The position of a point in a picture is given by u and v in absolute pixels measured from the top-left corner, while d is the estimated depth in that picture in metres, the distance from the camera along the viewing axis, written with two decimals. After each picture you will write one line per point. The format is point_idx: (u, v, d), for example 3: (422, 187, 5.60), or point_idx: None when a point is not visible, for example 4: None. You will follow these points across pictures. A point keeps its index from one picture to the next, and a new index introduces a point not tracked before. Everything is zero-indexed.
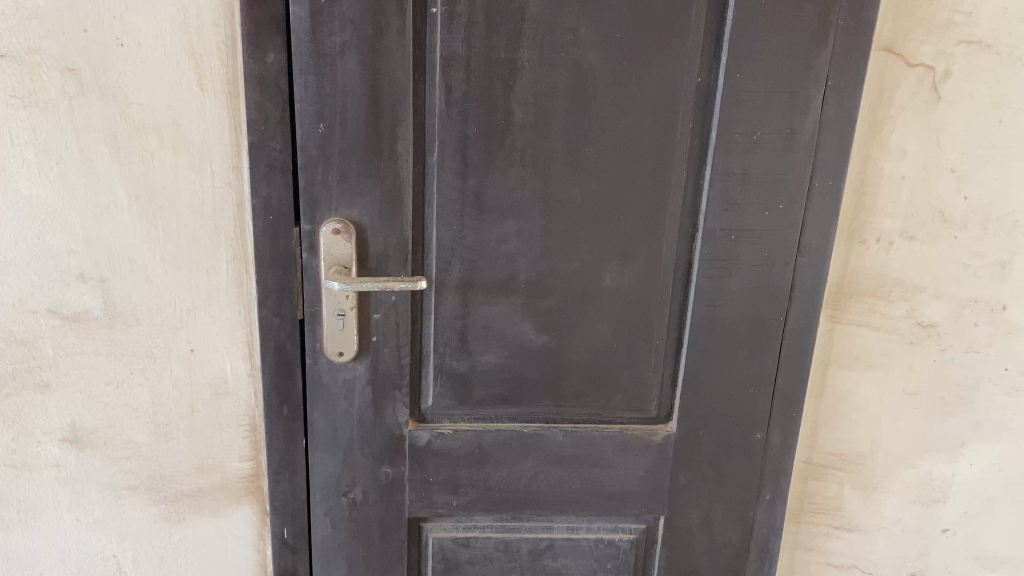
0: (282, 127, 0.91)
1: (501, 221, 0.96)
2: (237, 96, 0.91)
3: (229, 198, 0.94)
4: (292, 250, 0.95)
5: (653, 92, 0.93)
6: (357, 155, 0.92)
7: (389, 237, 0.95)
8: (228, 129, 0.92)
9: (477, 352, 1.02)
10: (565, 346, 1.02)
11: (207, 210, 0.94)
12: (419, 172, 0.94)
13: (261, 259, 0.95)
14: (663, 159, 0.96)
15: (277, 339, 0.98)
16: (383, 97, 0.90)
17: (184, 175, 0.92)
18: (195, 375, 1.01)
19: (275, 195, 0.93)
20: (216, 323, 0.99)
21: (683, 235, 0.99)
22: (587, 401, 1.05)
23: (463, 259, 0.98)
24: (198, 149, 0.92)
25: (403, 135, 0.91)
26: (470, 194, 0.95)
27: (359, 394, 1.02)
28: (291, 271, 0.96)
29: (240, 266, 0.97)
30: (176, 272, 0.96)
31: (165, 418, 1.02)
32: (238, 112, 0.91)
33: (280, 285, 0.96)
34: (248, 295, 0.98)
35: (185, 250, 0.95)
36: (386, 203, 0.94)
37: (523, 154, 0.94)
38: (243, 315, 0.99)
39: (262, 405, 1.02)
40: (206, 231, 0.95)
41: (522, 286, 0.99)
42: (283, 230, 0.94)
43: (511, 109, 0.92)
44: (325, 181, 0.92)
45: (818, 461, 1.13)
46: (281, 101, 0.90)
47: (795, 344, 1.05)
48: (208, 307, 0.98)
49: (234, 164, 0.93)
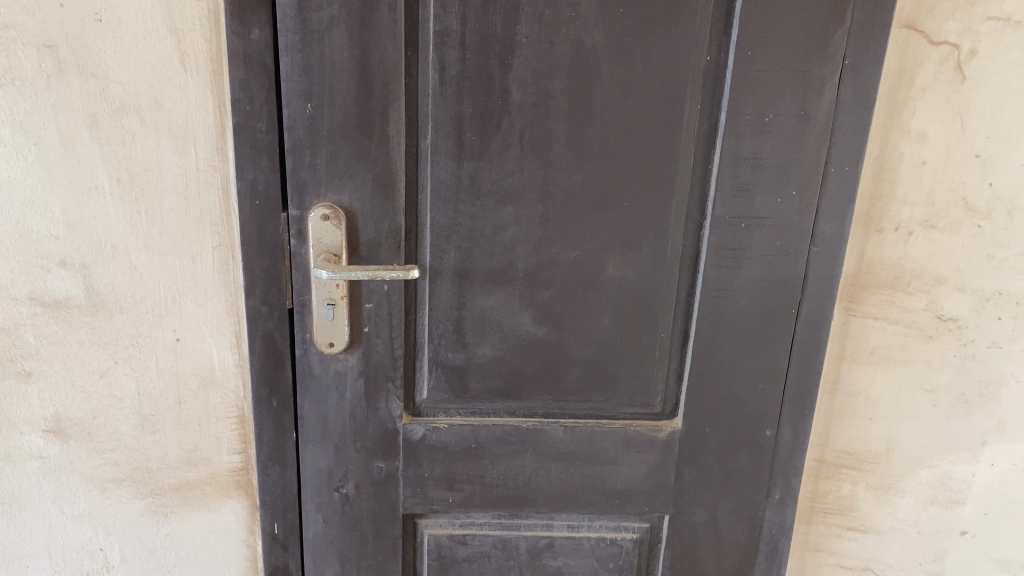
0: (267, 107, 0.86)
1: (498, 207, 0.92)
2: (221, 74, 0.87)
3: (214, 182, 0.90)
4: (279, 236, 0.91)
5: (660, 71, 0.88)
6: (347, 137, 0.87)
7: (381, 223, 0.91)
8: (212, 109, 0.88)
9: (473, 344, 0.98)
10: (566, 338, 0.98)
11: (191, 195, 0.90)
12: (413, 156, 0.90)
13: (248, 245, 0.91)
14: (670, 143, 0.91)
15: (265, 329, 0.95)
16: (374, 76, 0.85)
17: (166, 158, 0.89)
18: (182, 366, 0.97)
19: (261, 178, 0.89)
20: (202, 312, 0.95)
21: (690, 223, 0.95)
22: (589, 395, 1.01)
23: (459, 247, 0.93)
24: (181, 130, 0.88)
25: (395, 116, 0.87)
26: (466, 178, 0.91)
27: (350, 386, 0.98)
28: (279, 259, 0.92)
29: (226, 253, 0.93)
30: (160, 259, 0.92)
31: (151, 409, 0.98)
32: (222, 91, 0.87)
33: (267, 273, 0.92)
34: (235, 284, 0.94)
35: (169, 236, 0.91)
36: (378, 187, 0.90)
37: (522, 136, 0.89)
38: (230, 304, 0.95)
39: (250, 397, 0.98)
40: (191, 216, 0.91)
41: (521, 276, 0.95)
42: (270, 215, 0.90)
43: (509, 89, 0.87)
44: (313, 164, 0.88)
45: (830, 460, 1.08)
46: (266, 79, 0.86)
47: (807, 338, 1.00)
48: (194, 295, 0.94)
49: (219, 146, 0.89)
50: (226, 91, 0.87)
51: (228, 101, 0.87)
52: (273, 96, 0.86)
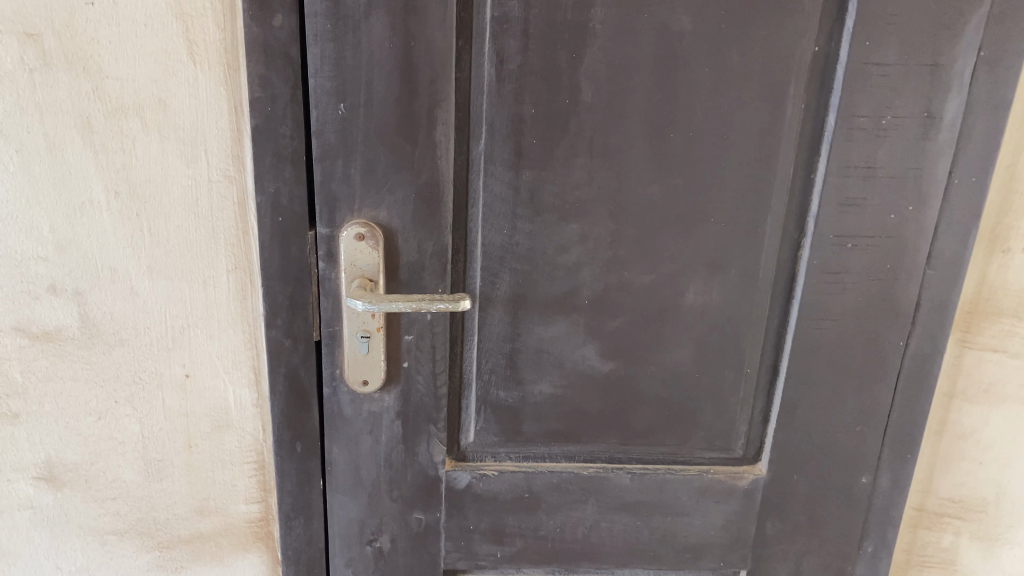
0: (293, 107, 0.73)
1: (562, 224, 0.78)
2: (238, 69, 0.73)
3: (229, 196, 0.76)
4: (305, 259, 0.78)
5: (759, 65, 0.74)
6: (386, 143, 0.74)
7: (424, 243, 0.78)
8: (227, 110, 0.74)
9: (529, 381, 0.84)
10: (637, 374, 0.84)
11: (203, 210, 0.77)
12: (463, 164, 0.76)
13: (269, 269, 0.77)
14: (768, 149, 0.77)
15: (288, 365, 0.81)
16: (418, 70, 0.71)
17: (173, 167, 0.75)
18: (193, 405, 0.84)
19: (284, 191, 0.75)
20: (216, 345, 0.82)
21: (786, 242, 0.81)
22: (661, 438, 0.87)
23: (514, 270, 0.80)
24: (190, 135, 0.74)
25: (444, 118, 0.73)
26: (525, 191, 0.77)
27: (386, 429, 0.84)
28: (305, 284, 0.78)
29: (244, 277, 0.79)
30: (166, 284, 0.79)
31: (157, 454, 0.86)
32: (239, 89, 0.73)
33: (292, 301, 0.79)
34: (253, 312, 0.81)
35: (177, 258, 0.78)
36: (422, 202, 0.76)
37: (592, 142, 0.75)
38: (248, 335, 0.82)
39: (271, 441, 0.85)
40: (202, 235, 0.77)
41: (586, 303, 0.81)
42: (294, 234, 0.77)
43: (578, 86, 0.73)
44: (346, 175, 0.75)
45: (932, 508, 0.95)
46: (291, 75, 0.72)
47: (916, 374, 0.86)
48: (207, 325, 0.81)
49: (235, 153, 0.75)
50: (243, 89, 0.73)
51: (246, 100, 0.74)
52: (299, 95, 0.72)
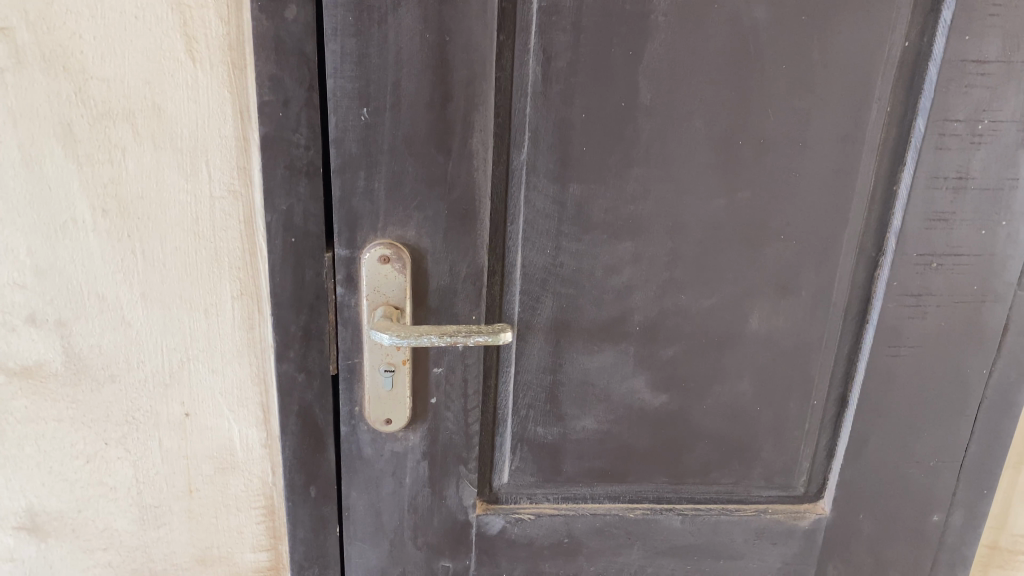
0: (308, 113, 0.63)
1: (613, 242, 0.69)
2: (245, 68, 0.63)
3: (234, 213, 0.67)
4: (321, 284, 0.68)
5: (841, 63, 0.65)
6: (415, 153, 0.64)
7: (456, 266, 0.68)
8: (232, 115, 0.64)
9: (571, 416, 0.75)
10: (691, 408, 0.75)
11: (204, 230, 0.67)
12: (501, 176, 0.67)
13: (280, 297, 0.68)
14: (847, 158, 0.68)
15: (301, 402, 0.72)
16: (453, 70, 0.62)
17: (170, 181, 0.65)
18: (193, 446, 0.75)
19: (298, 208, 0.65)
20: (219, 379, 0.72)
21: (862, 261, 0.72)
22: (716, 476, 0.79)
23: (558, 294, 0.70)
24: (189, 144, 0.64)
25: (481, 125, 0.64)
26: (572, 206, 0.68)
27: (411, 470, 0.75)
28: (321, 312, 0.69)
29: (251, 305, 0.70)
30: (162, 313, 0.69)
31: (154, 500, 0.76)
32: (246, 91, 0.63)
33: (306, 331, 0.69)
34: (262, 344, 0.71)
35: (174, 283, 0.68)
36: (455, 219, 0.67)
37: (650, 150, 0.66)
38: (256, 369, 0.72)
39: (281, 484, 0.76)
40: (203, 258, 0.68)
41: (637, 331, 0.72)
42: (309, 256, 0.67)
43: (636, 87, 0.64)
44: (369, 189, 0.65)
45: (1006, 545, 0.87)
46: (306, 75, 0.62)
47: (999, 404, 0.77)
48: (209, 358, 0.71)
49: (241, 165, 0.65)
50: (253, 91, 0.63)
51: (254, 104, 0.64)
52: (315, 99, 0.63)
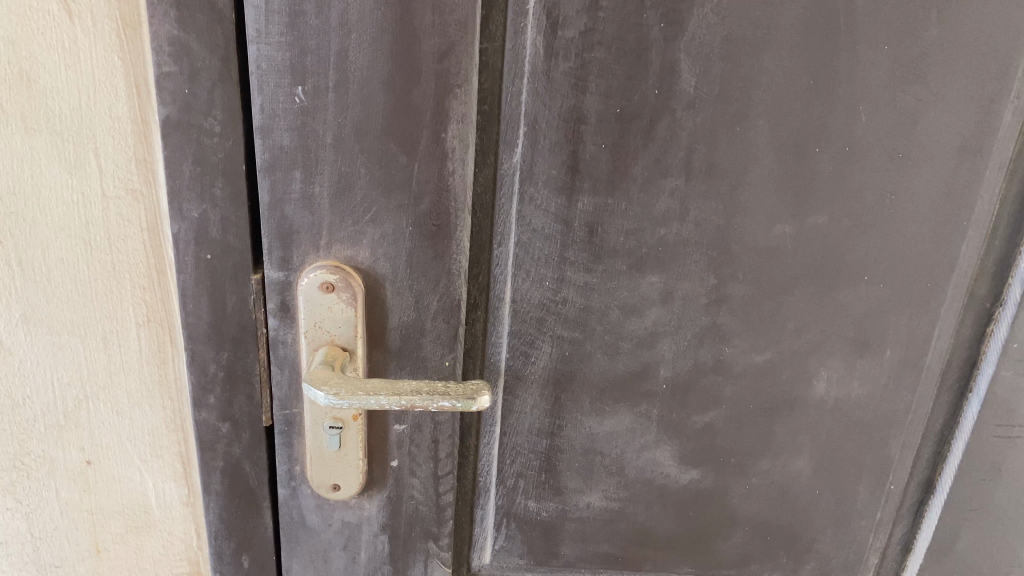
0: (224, 91, 0.46)
1: (634, 276, 0.51)
2: (140, 27, 0.46)
3: (133, 220, 0.50)
4: (249, 314, 0.52)
5: (967, 45, 0.46)
6: (368, 150, 0.47)
7: (425, 297, 0.52)
8: (125, 91, 0.47)
9: (572, 490, 0.58)
10: (728, 486, 0.58)
11: (97, 239, 0.51)
12: (487, 182, 0.50)
13: (195, 328, 0.52)
14: (963, 176, 0.49)
15: (227, 457, 0.57)
16: (421, 38, 0.45)
17: (48, 174, 0.49)
18: (99, 499, 0.60)
19: (215, 216, 0.49)
20: (126, 423, 0.57)
21: (971, 313, 0.54)
22: (756, 569, 0.62)
23: (559, 339, 0.53)
24: (70, 126, 0.48)
25: (459, 115, 0.47)
26: (581, 226, 0.50)
27: (367, 545, 0.60)
28: (250, 349, 0.53)
29: (162, 335, 0.54)
30: (51, 339, 0.54)
31: (54, 559, 0.62)
32: (142, 58, 0.46)
33: (231, 372, 0.54)
34: (177, 385, 0.56)
35: (62, 303, 0.53)
36: (423, 238, 0.50)
37: (691, 157, 0.48)
38: (172, 414, 0.57)
39: (207, 551, 0.61)
40: (98, 275, 0.52)
41: (663, 390, 0.55)
42: (232, 279, 0.51)
43: (675, 69, 0.46)
44: (309, 194, 0.49)
45: None
46: (220, 40, 0.45)
47: None
48: (112, 398, 0.56)
49: (140, 157, 0.49)
50: (151, 59, 0.46)
51: (153, 76, 0.47)
52: (232, 71, 0.46)
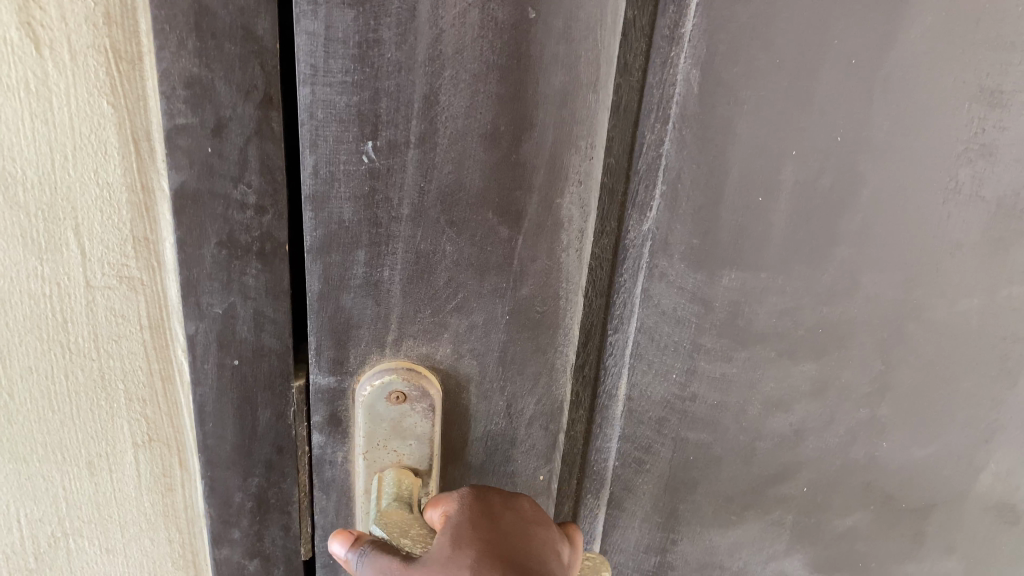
0: (262, 147, 0.34)
1: (785, 365, 0.41)
2: (140, 61, 0.32)
3: (130, 317, 0.37)
4: (289, 429, 0.40)
5: None
6: (456, 222, 0.35)
7: (519, 402, 0.40)
8: (119, 148, 0.34)
9: None
10: None
11: (78, 345, 0.37)
12: (603, 253, 0.39)
13: (215, 452, 0.40)
14: None
15: None
16: (537, 75, 0.33)
17: (10, 262, 0.35)
18: None
19: (246, 312, 0.37)
20: (120, 560, 0.44)
21: None
22: None
23: (683, 443, 0.42)
24: (39, 197, 0.34)
25: (581, 174, 0.35)
26: (723, 306, 0.39)
27: None
28: (287, 472, 0.41)
29: (167, 457, 0.41)
30: (15, 471, 0.40)
31: None
32: (143, 105, 0.33)
33: (262, 501, 0.42)
34: (188, 514, 0.43)
35: (31, 426, 0.39)
36: (521, 328, 0.38)
37: (870, 222, 0.38)
38: (180, 545, 0.44)
39: None
40: (80, 388, 0.38)
41: (803, 493, 0.45)
42: (265, 389, 0.39)
43: (868, 109, 0.35)
44: (376, 280, 0.36)
45: None
46: (259, 78, 0.33)
47: None
48: (101, 535, 0.43)
49: (137, 235, 0.35)
50: (158, 104, 0.33)
51: (160, 128, 0.34)
52: (275, 121, 0.34)
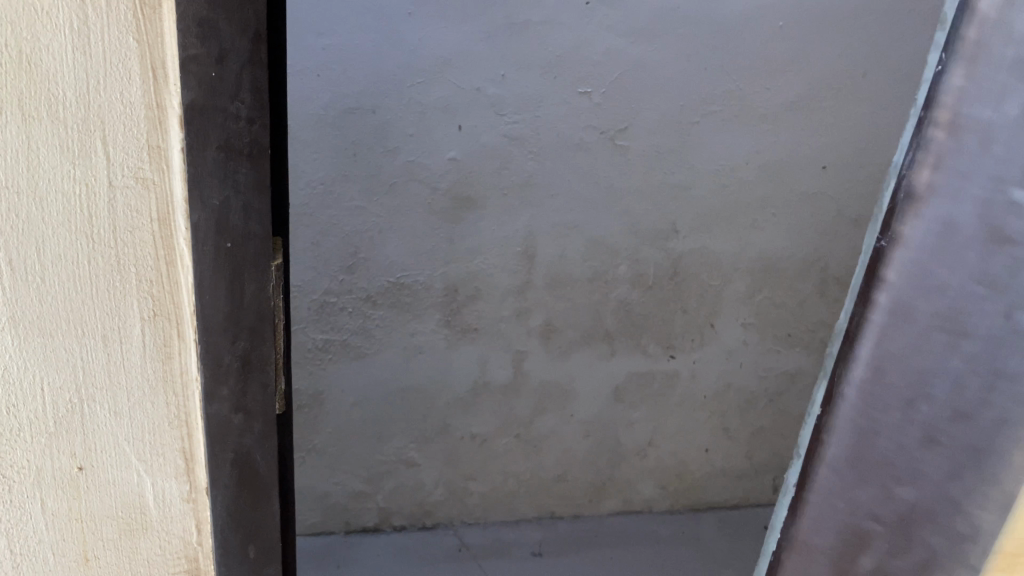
0: (253, 74, 0.46)
1: None
2: (160, 7, 0.44)
3: (142, 210, 0.48)
4: (270, 301, 0.53)
5: None
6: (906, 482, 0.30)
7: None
8: (140, 74, 0.45)
9: None
10: None
11: (101, 234, 0.48)
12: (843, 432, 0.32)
13: (212, 318, 0.51)
14: None
15: (238, 448, 0.56)
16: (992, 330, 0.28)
17: (49, 163, 0.46)
18: (89, 506, 0.55)
19: (237, 203, 0.49)
20: (125, 425, 0.53)
21: None
22: None
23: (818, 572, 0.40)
24: (76, 114, 0.45)
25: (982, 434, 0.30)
26: None
27: None
28: (266, 336, 0.54)
29: (168, 329, 0.51)
30: (43, 341, 0.50)
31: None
32: (161, 39, 0.44)
33: (246, 361, 0.54)
34: (183, 378, 0.53)
35: (59, 301, 0.49)
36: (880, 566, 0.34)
37: None
38: (176, 410, 0.53)
39: (212, 543, 0.58)
40: (100, 267, 0.48)
41: None
42: (252, 266, 0.51)
43: None
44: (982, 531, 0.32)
45: None
46: (250, 21, 0.45)
47: None
48: (110, 397, 0.52)
49: (153, 143, 0.46)
50: (173, 40, 0.45)
51: (172, 57, 0.45)
52: (261, 53, 0.46)
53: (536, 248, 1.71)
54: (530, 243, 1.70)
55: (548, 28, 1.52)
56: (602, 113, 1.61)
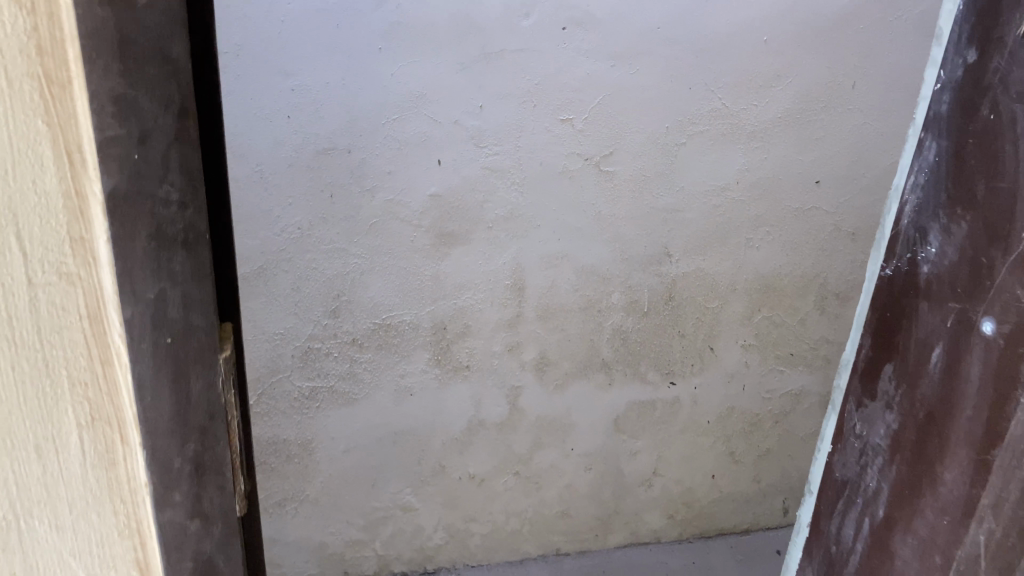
0: (180, 150, 0.43)
1: None
2: (69, 84, 0.38)
3: (68, 306, 0.41)
4: (220, 398, 0.50)
5: None
6: None
7: None
8: (54, 159, 0.39)
9: None
10: None
11: (21, 340, 0.41)
12: None
13: (157, 422, 0.46)
14: None
15: (197, 557, 0.50)
16: None
17: None
18: None
19: (174, 295, 0.45)
20: (66, 544, 0.45)
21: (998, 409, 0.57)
22: None
23: None
24: None
25: None
26: None
27: None
28: (218, 435, 0.50)
29: (110, 434, 0.44)
30: None
31: None
32: (75, 118, 0.38)
33: (199, 464, 0.49)
34: (131, 485, 0.46)
35: None
36: None
37: None
38: (126, 521, 0.46)
39: None
40: (24, 378, 0.41)
41: None
42: (197, 362, 0.47)
43: None
44: None
45: None
46: (173, 90, 0.41)
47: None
48: (47, 517, 0.44)
49: (75, 235, 0.40)
50: (89, 122, 0.39)
51: (90, 137, 0.39)
52: (188, 127, 0.43)
53: (525, 280, 1.66)
54: (519, 277, 1.65)
55: (521, 55, 1.47)
56: (585, 139, 1.56)
